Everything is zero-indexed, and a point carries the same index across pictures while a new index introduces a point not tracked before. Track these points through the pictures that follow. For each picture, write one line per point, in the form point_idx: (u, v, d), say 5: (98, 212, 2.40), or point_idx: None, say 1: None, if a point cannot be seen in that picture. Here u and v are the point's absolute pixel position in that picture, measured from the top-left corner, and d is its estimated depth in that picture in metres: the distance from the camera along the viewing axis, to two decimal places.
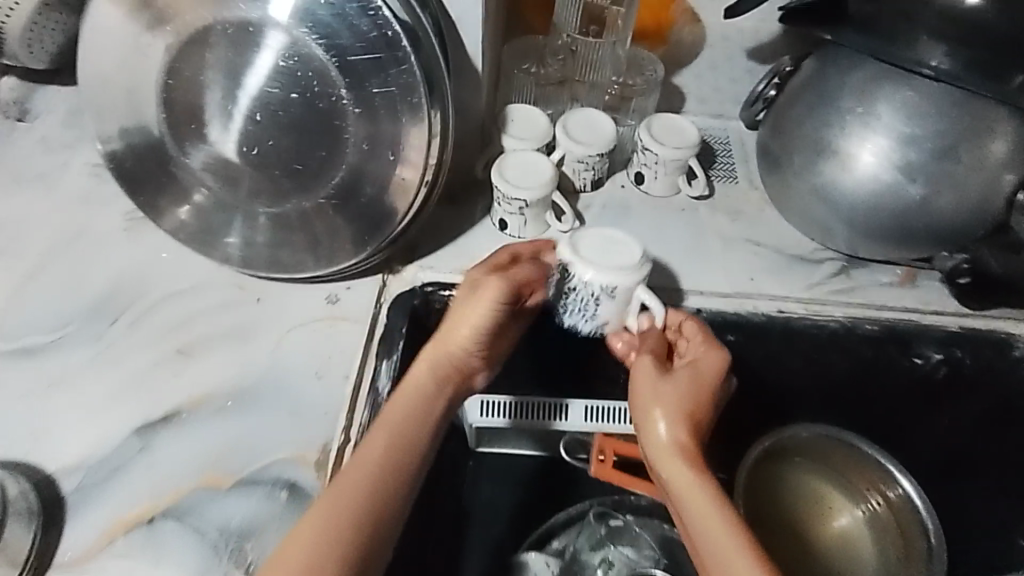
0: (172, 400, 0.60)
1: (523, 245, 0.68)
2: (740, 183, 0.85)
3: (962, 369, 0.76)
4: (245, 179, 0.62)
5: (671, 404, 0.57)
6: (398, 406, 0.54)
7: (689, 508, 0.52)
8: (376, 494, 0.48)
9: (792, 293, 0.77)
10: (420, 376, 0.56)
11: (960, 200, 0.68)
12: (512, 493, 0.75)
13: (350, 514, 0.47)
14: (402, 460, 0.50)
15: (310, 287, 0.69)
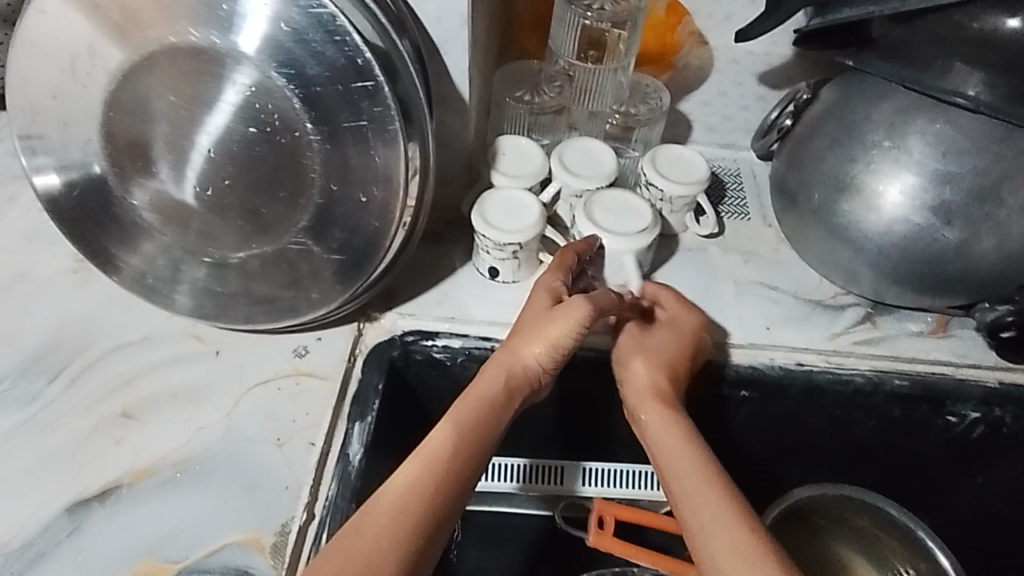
0: (114, 471, 0.54)
1: (579, 243, 0.64)
2: (753, 220, 0.78)
3: (1001, 428, 0.68)
4: (199, 222, 0.56)
5: (654, 362, 0.61)
6: (465, 407, 0.51)
7: (662, 447, 0.55)
8: (442, 497, 0.46)
9: (810, 344, 0.68)
10: (487, 382, 0.53)
11: (1002, 245, 0.62)
12: (503, 553, 0.72)
13: (414, 513, 0.44)
14: (465, 460, 0.48)
15: (275, 338, 0.62)
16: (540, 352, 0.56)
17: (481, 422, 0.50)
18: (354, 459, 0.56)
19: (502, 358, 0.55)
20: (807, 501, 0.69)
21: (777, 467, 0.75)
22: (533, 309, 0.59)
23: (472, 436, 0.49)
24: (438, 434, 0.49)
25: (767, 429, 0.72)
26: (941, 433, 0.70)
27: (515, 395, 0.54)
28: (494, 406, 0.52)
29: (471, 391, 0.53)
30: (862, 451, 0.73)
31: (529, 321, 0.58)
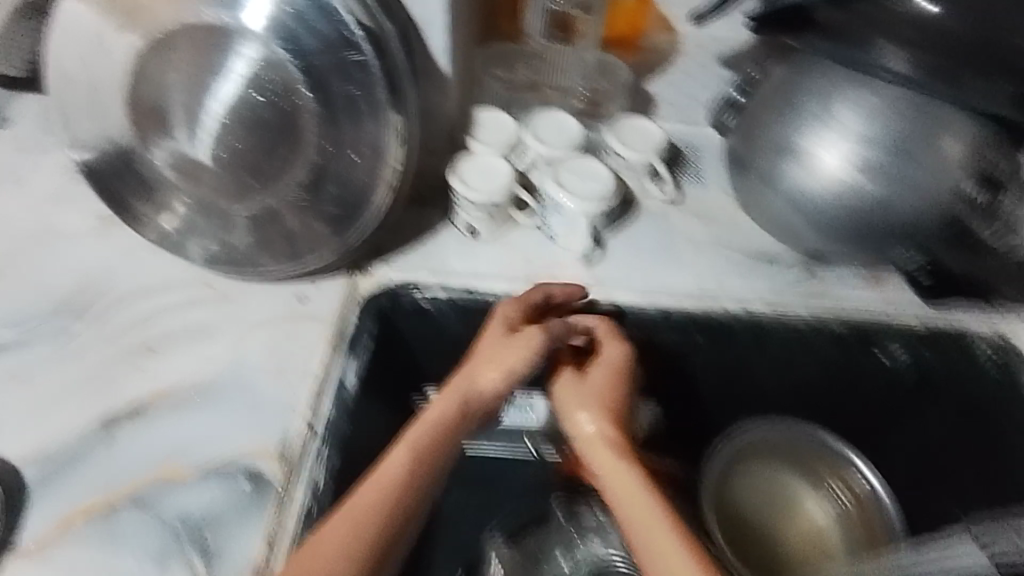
0: (138, 393, 0.62)
1: (557, 287, 0.70)
2: (710, 188, 0.85)
3: (928, 368, 0.76)
4: (210, 180, 0.64)
5: (598, 407, 0.63)
6: (416, 437, 0.58)
7: (619, 491, 0.57)
8: (390, 522, 0.53)
9: (758, 294, 0.76)
10: (440, 409, 0.60)
11: (921, 200, 0.69)
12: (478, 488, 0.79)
13: (362, 535, 0.52)
14: (413, 490, 0.55)
15: (276, 286, 0.70)
16: (492, 376, 0.62)
17: (431, 449, 0.58)
18: (349, 388, 0.64)
19: (453, 388, 0.62)
20: (748, 440, 0.79)
21: (733, 409, 0.83)
22: (485, 342, 0.65)
23: (418, 463, 0.57)
24: (389, 465, 0.56)
25: (720, 376, 0.79)
26: (876, 375, 0.77)
27: (467, 415, 0.62)
28: (444, 432, 0.59)
29: (426, 416, 0.60)
30: (808, 394, 0.80)
31: (481, 350, 0.64)
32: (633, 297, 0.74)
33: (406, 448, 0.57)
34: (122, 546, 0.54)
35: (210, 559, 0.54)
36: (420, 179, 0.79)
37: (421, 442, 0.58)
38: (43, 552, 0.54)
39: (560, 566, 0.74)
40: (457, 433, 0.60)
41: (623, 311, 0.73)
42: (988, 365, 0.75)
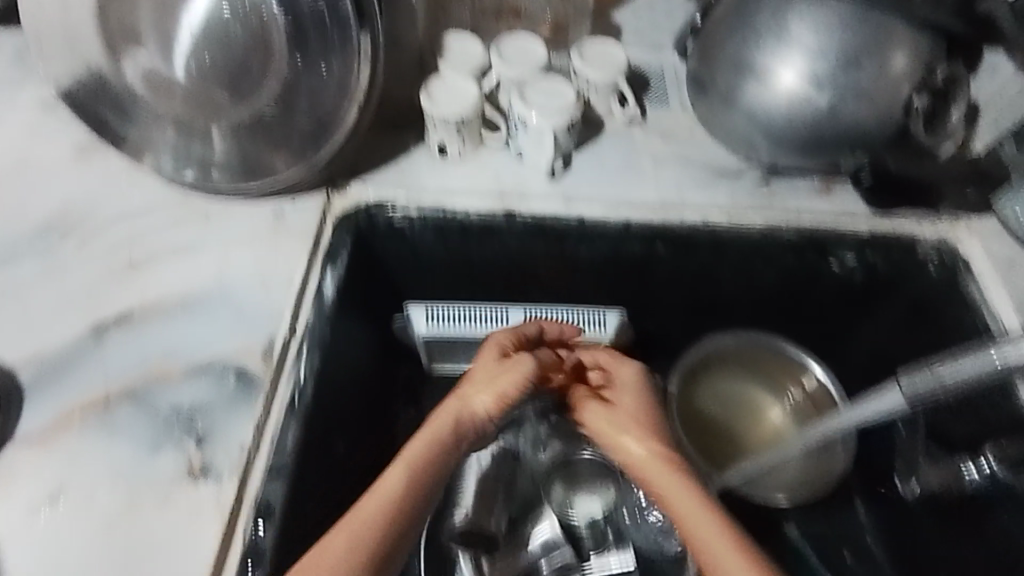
0: (126, 303, 0.66)
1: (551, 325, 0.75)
2: (673, 107, 0.86)
3: (876, 271, 0.78)
4: (179, 94, 0.67)
5: (624, 423, 0.66)
6: (414, 455, 0.59)
7: (679, 507, 0.58)
8: (392, 531, 0.54)
9: (716, 203, 0.79)
10: (437, 429, 0.62)
11: (868, 108, 0.71)
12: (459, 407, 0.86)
13: (374, 540, 0.52)
14: (415, 502, 0.56)
15: (256, 204, 0.73)
16: (485, 399, 0.65)
17: (427, 465, 0.59)
18: (327, 296, 0.68)
19: (448, 410, 0.64)
20: (711, 347, 0.83)
21: (696, 319, 0.87)
22: (478, 372, 0.67)
23: (418, 477, 0.57)
24: (394, 478, 0.57)
25: (684, 286, 0.82)
26: (829, 279, 0.80)
27: (461, 438, 0.63)
28: (438, 450, 0.60)
29: (424, 431, 0.61)
30: (764, 300, 0.84)
31: (475, 379, 0.67)
32: (597, 212, 0.77)
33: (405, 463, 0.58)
34: (118, 437, 0.58)
35: (202, 446, 0.57)
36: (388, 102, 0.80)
37: (421, 455, 0.59)
38: (48, 442, 0.58)
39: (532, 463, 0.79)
40: (454, 451, 0.62)
41: (586, 224, 0.76)
42: (929, 266, 0.77)
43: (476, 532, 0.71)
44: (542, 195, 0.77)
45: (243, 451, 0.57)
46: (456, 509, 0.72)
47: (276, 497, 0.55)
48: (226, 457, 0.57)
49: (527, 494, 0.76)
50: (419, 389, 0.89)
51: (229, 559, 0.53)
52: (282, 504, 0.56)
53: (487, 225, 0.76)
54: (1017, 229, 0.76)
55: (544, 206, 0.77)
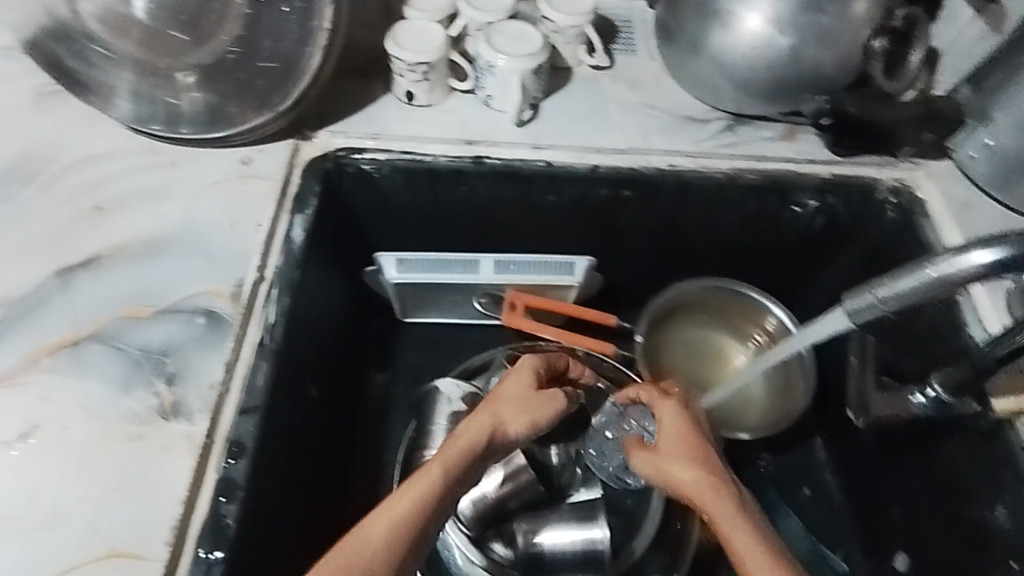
0: (92, 248, 0.65)
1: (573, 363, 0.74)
2: (639, 55, 0.87)
3: (836, 214, 0.80)
4: (136, 32, 0.66)
5: (669, 446, 0.61)
6: (450, 450, 0.56)
7: (736, 536, 0.52)
8: (404, 546, 0.49)
9: (681, 148, 0.79)
10: (467, 441, 0.58)
11: (828, 51, 0.71)
12: (434, 361, 0.90)
13: (399, 541, 0.49)
14: (431, 524, 0.52)
15: (221, 152, 0.72)
16: (518, 420, 0.62)
17: (460, 473, 0.55)
18: (296, 242, 0.68)
19: (482, 419, 0.61)
20: (680, 293, 0.85)
21: (664, 267, 0.89)
22: (510, 390, 0.64)
23: (450, 478, 0.54)
24: (429, 474, 0.53)
25: (651, 231, 0.84)
26: (790, 223, 0.82)
27: (487, 451, 0.59)
28: (468, 459, 0.56)
29: (455, 441, 0.57)
30: (729, 247, 0.86)
31: (508, 395, 0.64)
32: (565, 159, 0.77)
33: (438, 467, 0.54)
34: (87, 376, 0.58)
35: (173, 385, 0.58)
36: (353, 44, 0.81)
37: (456, 463, 0.55)
38: (15, 379, 0.58)
39: None
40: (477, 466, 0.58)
41: (554, 166, 0.77)
42: (888, 208, 0.78)
43: None
44: (511, 140, 0.78)
45: (214, 390, 0.58)
46: (429, 450, 0.71)
47: (248, 434, 0.57)
48: (197, 396, 0.58)
49: None
50: (393, 339, 0.90)
51: (202, 493, 0.54)
52: (255, 440, 0.57)
53: (456, 171, 0.77)
54: (976, 174, 0.76)
55: (512, 151, 0.77)
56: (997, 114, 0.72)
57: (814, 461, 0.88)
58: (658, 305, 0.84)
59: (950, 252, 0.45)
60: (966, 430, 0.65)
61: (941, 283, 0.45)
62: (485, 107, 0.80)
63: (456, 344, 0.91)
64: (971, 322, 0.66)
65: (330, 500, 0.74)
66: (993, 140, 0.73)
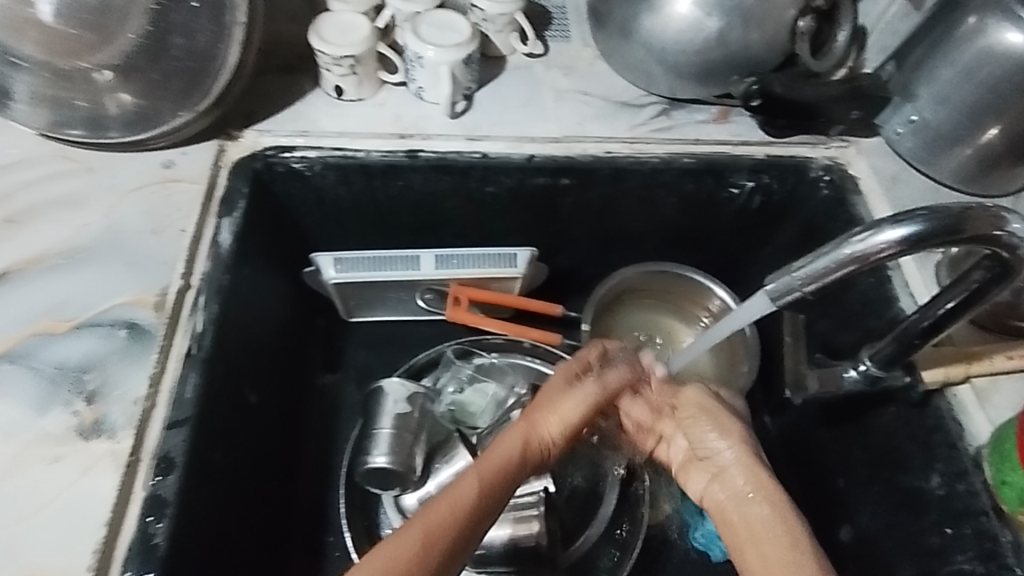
0: (3, 262, 0.63)
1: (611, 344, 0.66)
2: (573, 41, 0.86)
3: (771, 193, 0.81)
4: (31, 30, 0.61)
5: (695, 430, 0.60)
6: (488, 465, 0.52)
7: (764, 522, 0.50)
8: (447, 545, 0.47)
9: (616, 135, 0.79)
10: (507, 454, 0.54)
11: (754, 32, 0.72)
12: (382, 359, 0.88)
13: (441, 544, 0.46)
14: (477, 529, 0.49)
15: (142, 156, 0.70)
16: (554, 423, 0.57)
17: (499, 483, 0.52)
18: (223, 245, 0.66)
19: (528, 431, 0.56)
20: (629, 277, 0.84)
21: (608, 252, 0.89)
22: (552, 397, 0.59)
23: (493, 498, 0.51)
24: (467, 488, 0.50)
25: (592, 218, 0.83)
26: (728, 204, 0.82)
27: (527, 462, 0.55)
28: (505, 472, 0.53)
29: (491, 454, 0.54)
30: (670, 230, 0.86)
31: (540, 403, 0.59)
32: (501, 150, 0.76)
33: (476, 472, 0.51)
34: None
35: (94, 402, 0.56)
36: (268, 36, 0.79)
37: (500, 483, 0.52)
38: None
39: (449, 397, 0.77)
40: (518, 478, 0.54)
41: (490, 157, 0.76)
42: (821, 185, 0.79)
43: (393, 474, 0.67)
44: (445, 133, 0.76)
45: (138, 404, 0.56)
46: (372, 455, 0.68)
47: (178, 448, 0.55)
48: (121, 411, 0.56)
49: (448, 433, 0.73)
50: (338, 338, 0.88)
51: (128, 512, 0.52)
52: (184, 454, 0.55)
53: (389, 166, 0.75)
54: (903, 150, 0.77)
55: (447, 144, 0.76)
56: (921, 90, 0.72)
57: (762, 436, 0.89)
58: (608, 289, 0.84)
59: (867, 230, 0.47)
60: (899, 400, 0.67)
61: (862, 259, 0.46)
62: (418, 99, 0.78)
63: (404, 341, 0.89)
64: (900, 294, 0.68)
65: (278, 505, 0.73)
66: (918, 116, 0.73)
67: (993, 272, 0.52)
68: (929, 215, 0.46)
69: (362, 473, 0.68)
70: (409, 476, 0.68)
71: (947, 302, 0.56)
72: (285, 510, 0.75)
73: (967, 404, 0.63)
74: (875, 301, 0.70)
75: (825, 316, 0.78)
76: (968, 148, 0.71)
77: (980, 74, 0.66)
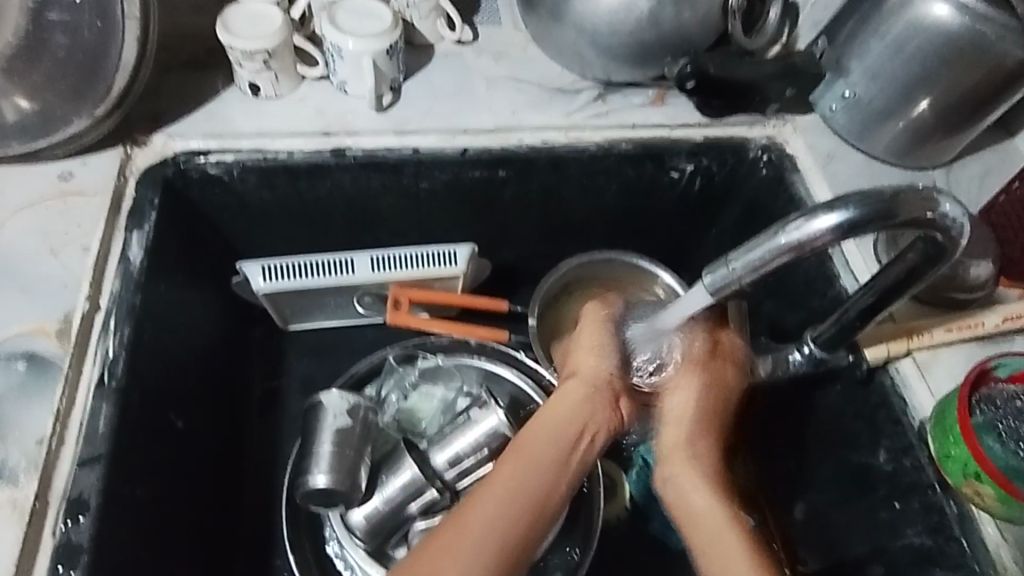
0: None
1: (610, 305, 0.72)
2: (504, 26, 0.82)
3: (713, 175, 0.79)
4: None
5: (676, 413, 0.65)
6: (535, 443, 0.58)
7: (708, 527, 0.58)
8: (498, 540, 0.52)
9: (552, 122, 0.76)
10: (555, 429, 0.60)
11: (684, 12, 0.69)
12: (325, 367, 0.84)
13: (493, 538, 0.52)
14: (524, 524, 0.54)
15: (37, 168, 0.65)
16: (597, 368, 0.65)
17: (546, 468, 0.57)
18: (135, 262, 0.61)
19: (574, 403, 0.62)
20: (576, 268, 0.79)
21: (554, 242, 0.86)
22: (592, 350, 0.67)
23: (531, 490, 0.55)
24: (503, 485, 0.55)
25: (535, 208, 0.81)
26: (670, 187, 0.81)
27: (577, 437, 0.60)
28: (553, 453, 0.58)
29: (541, 425, 0.60)
30: (614, 217, 0.84)
31: (583, 347, 0.67)
32: (433, 143, 0.73)
33: (520, 458, 0.57)
34: None
35: None
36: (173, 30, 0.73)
37: (537, 476, 0.56)
38: None
39: (392, 406, 0.75)
40: (568, 457, 0.58)
41: (422, 152, 0.72)
42: (761, 165, 0.78)
43: (336, 493, 0.64)
44: (372, 128, 0.72)
45: (43, 445, 0.52)
46: (312, 474, 0.64)
47: (92, 488, 0.52)
48: (22, 454, 0.52)
49: (395, 443, 0.70)
50: (276, 348, 0.83)
51: (37, 563, 0.49)
52: (100, 493, 0.52)
53: (315, 166, 0.71)
54: (838, 127, 0.76)
55: (375, 140, 0.72)
56: (852, 65, 0.71)
57: None
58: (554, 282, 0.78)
59: (803, 217, 0.46)
60: (844, 378, 0.67)
61: (798, 248, 0.45)
62: (342, 93, 0.74)
63: (346, 347, 0.85)
64: (841, 272, 0.67)
65: (216, 529, 0.69)
66: (851, 92, 0.73)
67: (928, 254, 0.51)
68: (863, 200, 0.45)
69: (304, 493, 0.64)
70: (354, 493, 0.65)
71: (886, 282, 0.55)
72: (225, 534, 0.71)
73: (909, 379, 0.64)
74: (819, 281, 0.70)
75: (772, 297, 0.78)
76: (901, 122, 0.71)
77: (909, 49, 0.66)
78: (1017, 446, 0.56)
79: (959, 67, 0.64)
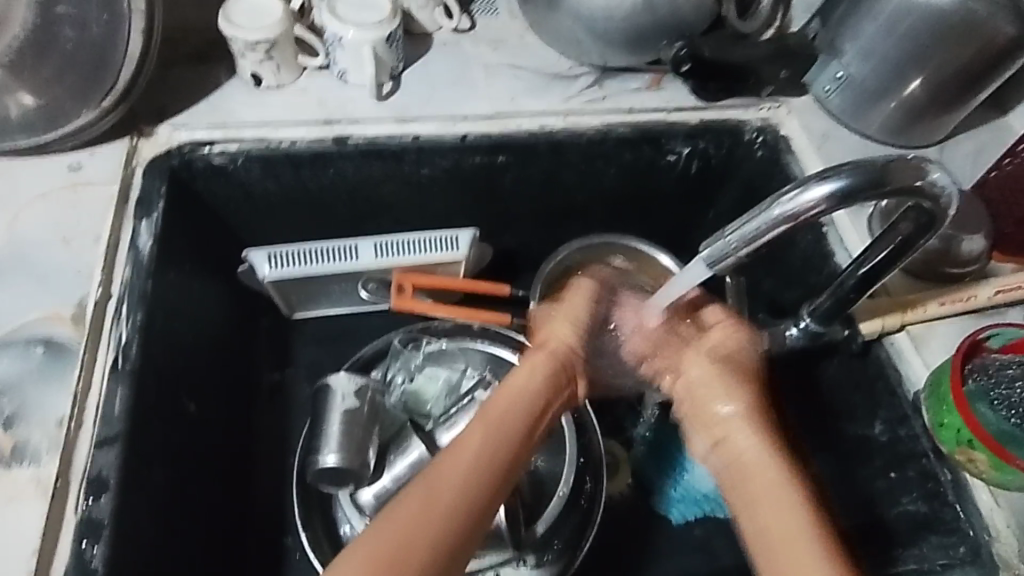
0: None
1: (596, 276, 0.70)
2: (501, 13, 0.83)
3: (709, 157, 0.80)
4: None
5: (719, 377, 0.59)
6: (495, 410, 0.54)
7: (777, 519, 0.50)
8: (461, 511, 0.48)
9: (550, 107, 0.77)
10: (514, 397, 0.56)
11: None
12: (331, 354, 0.85)
13: (460, 510, 0.47)
14: (486, 494, 0.49)
15: (46, 161, 0.66)
16: (566, 335, 0.61)
17: (509, 435, 0.53)
18: (144, 250, 0.63)
19: (534, 379, 0.57)
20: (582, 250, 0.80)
21: (555, 226, 0.88)
22: (564, 317, 0.63)
23: (494, 459, 0.51)
24: (464, 451, 0.50)
25: (535, 192, 0.82)
26: (667, 170, 0.82)
27: (537, 404, 0.56)
28: (516, 420, 0.54)
29: (504, 390, 0.56)
30: (613, 201, 0.85)
31: (557, 316, 0.64)
32: (432, 130, 0.74)
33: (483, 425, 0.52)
34: None
35: (12, 427, 0.54)
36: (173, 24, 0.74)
37: (499, 446, 0.52)
38: None
39: (397, 387, 0.77)
40: (527, 425, 0.55)
41: (422, 139, 0.74)
42: (757, 147, 0.79)
43: (346, 472, 0.66)
44: (373, 117, 0.74)
45: (62, 426, 0.54)
46: (322, 454, 0.66)
47: (111, 466, 0.53)
48: (42, 436, 0.54)
49: (401, 425, 0.72)
50: (282, 337, 0.85)
51: (60, 541, 0.51)
52: (119, 474, 0.53)
53: (318, 155, 0.72)
54: (831, 107, 0.77)
55: (376, 128, 0.73)
56: (845, 46, 0.72)
57: None
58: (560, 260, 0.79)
59: (796, 188, 0.47)
60: (842, 353, 0.68)
61: (793, 217, 0.47)
62: (343, 83, 0.75)
63: (351, 334, 0.86)
64: (836, 249, 0.68)
65: (230, 511, 0.71)
66: (843, 72, 0.74)
67: (920, 223, 0.53)
68: (854, 169, 0.46)
69: (315, 473, 0.66)
70: (364, 472, 0.66)
71: (878, 254, 0.56)
72: (237, 514, 0.73)
73: (903, 351, 0.65)
74: (815, 259, 0.71)
75: (770, 274, 0.79)
76: (893, 101, 0.72)
77: (900, 28, 0.67)
78: (1009, 413, 0.58)
79: (949, 46, 0.65)
